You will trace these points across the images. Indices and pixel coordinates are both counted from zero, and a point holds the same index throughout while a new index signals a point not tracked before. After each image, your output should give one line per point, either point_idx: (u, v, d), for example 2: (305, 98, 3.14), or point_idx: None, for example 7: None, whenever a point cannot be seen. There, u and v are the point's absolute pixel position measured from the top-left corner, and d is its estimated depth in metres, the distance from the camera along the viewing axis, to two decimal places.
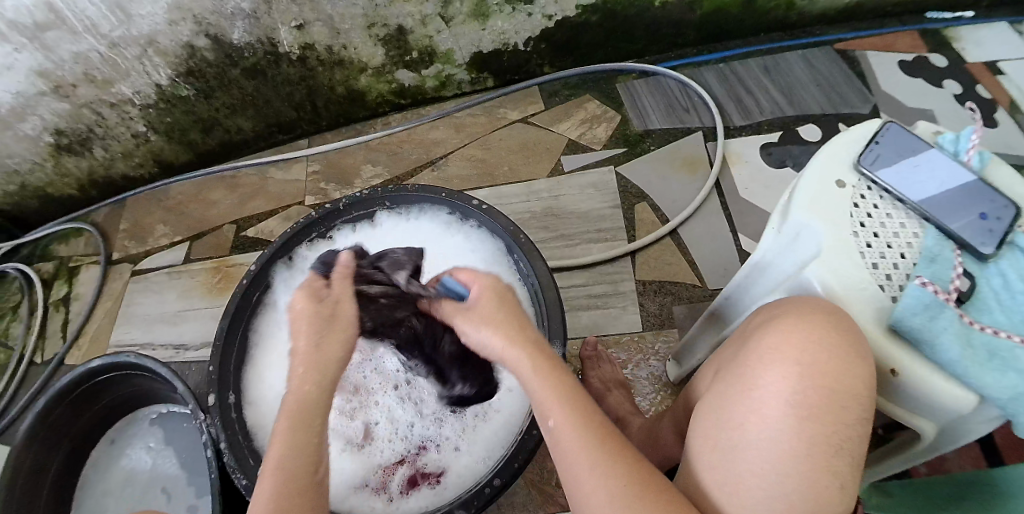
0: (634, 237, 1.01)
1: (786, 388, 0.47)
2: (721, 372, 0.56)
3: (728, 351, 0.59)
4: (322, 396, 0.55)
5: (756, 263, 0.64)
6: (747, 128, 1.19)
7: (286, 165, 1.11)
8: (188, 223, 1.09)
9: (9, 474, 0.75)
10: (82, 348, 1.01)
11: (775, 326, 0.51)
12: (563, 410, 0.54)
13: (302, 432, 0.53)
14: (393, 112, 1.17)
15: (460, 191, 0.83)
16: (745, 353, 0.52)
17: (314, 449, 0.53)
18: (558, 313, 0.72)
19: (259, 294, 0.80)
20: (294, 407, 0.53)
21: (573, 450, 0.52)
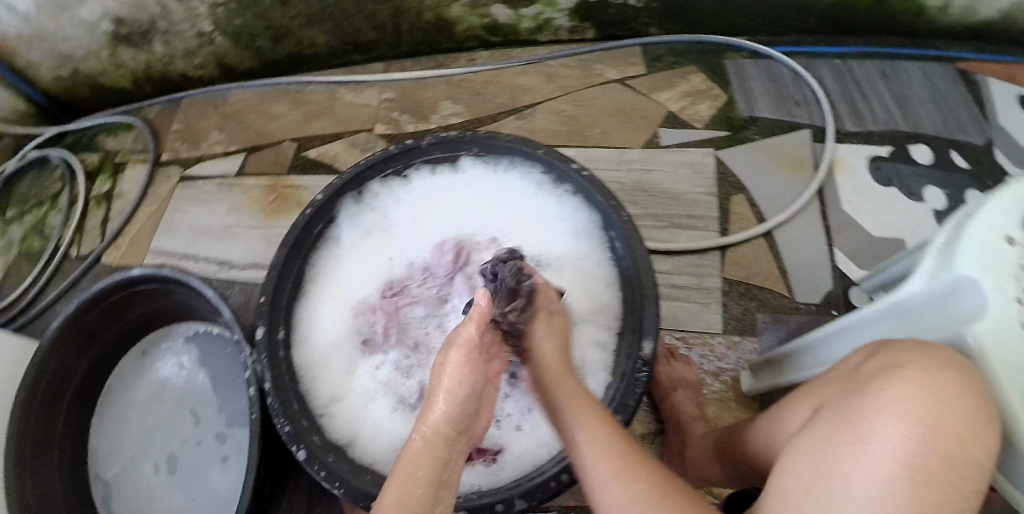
0: (726, 230, 0.92)
1: (908, 453, 0.36)
2: (822, 414, 0.46)
3: (834, 391, 0.49)
4: (442, 449, 0.53)
5: (896, 301, 0.52)
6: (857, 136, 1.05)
7: (359, 89, 0.98)
8: (245, 134, 0.99)
9: (35, 372, 0.73)
10: (120, 248, 0.96)
11: (899, 377, 0.40)
12: (590, 424, 0.54)
13: (411, 484, 0.50)
14: (479, 51, 1.01)
15: (558, 150, 0.75)
16: (853, 400, 0.42)
17: (434, 502, 0.50)
18: (653, 303, 0.65)
19: (321, 227, 0.73)
20: (414, 460, 0.51)
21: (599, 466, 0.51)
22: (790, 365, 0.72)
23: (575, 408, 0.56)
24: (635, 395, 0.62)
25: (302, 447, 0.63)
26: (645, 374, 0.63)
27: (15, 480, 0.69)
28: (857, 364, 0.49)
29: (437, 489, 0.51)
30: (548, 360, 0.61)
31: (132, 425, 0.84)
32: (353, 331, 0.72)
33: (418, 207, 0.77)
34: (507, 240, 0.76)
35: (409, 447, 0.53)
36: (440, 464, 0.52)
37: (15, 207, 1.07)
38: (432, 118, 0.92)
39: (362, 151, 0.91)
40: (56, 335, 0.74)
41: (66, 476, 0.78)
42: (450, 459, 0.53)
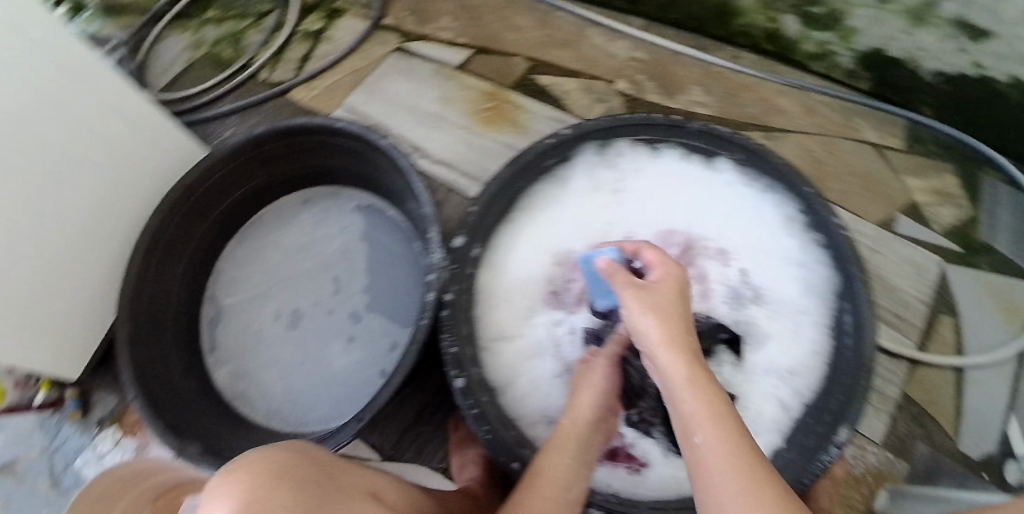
0: (924, 346, 0.84)
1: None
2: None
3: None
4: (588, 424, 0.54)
5: None
6: None
7: (610, 37, 0.91)
8: (476, 32, 0.93)
9: (195, 178, 0.72)
10: (313, 90, 0.92)
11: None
12: (710, 411, 0.40)
13: (564, 449, 0.51)
14: (749, 52, 0.96)
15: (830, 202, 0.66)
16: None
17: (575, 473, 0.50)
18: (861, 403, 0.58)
19: (554, 162, 0.69)
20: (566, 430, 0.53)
21: (714, 457, 0.38)
22: None
23: (687, 381, 0.42)
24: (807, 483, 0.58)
25: (461, 376, 0.60)
26: (829, 460, 0.58)
27: (137, 273, 0.70)
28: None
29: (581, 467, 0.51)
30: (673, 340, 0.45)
31: (264, 265, 0.82)
32: (545, 279, 0.68)
33: (655, 187, 0.72)
34: (731, 260, 0.71)
35: (562, 430, 0.53)
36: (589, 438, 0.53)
37: (218, 10, 1.06)
38: (677, 99, 0.86)
39: (595, 98, 0.85)
40: (231, 151, 0.73)
41: (185, 286, 0.78)
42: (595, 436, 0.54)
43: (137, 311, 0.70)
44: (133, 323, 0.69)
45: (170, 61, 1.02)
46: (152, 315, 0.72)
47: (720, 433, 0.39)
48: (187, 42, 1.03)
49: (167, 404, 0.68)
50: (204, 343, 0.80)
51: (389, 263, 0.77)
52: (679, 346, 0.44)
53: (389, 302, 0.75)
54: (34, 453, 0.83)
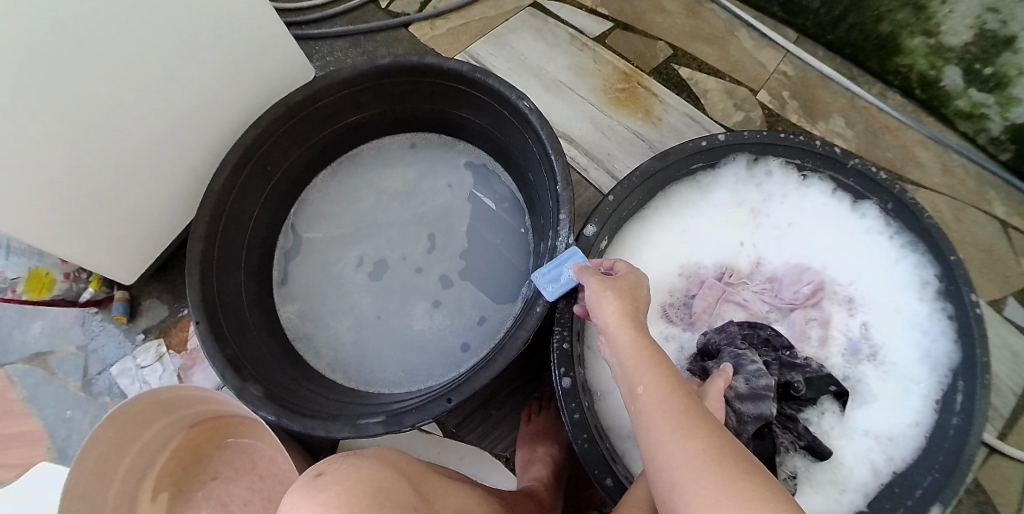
0: (1004, 436, 0.80)
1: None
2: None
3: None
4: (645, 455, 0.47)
5: None
6: None
7: (762, 45, 0.86)
8: (621, 6, 0.87)
9: (304, 98, 0.66)
10: (434, 29, 0.86)
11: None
12: (649, 370, 0.39)
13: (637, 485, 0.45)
14: (894, 92, 0.91)
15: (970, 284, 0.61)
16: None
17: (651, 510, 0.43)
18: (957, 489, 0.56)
19: (699, 166, 0.64)
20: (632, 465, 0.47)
21: (654, 412, 0.36)
22: None
23: (635, 348, 0.41)
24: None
25: (569, 374, 0.56)
26: None
27: (222, 186, 0.65)
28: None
29: None
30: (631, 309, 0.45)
31: (358, 205, 0.76)
32: (665, 290, 0.64)
33: (794, 217, 0.68)
34: (853, 312, 0.66)
35: None
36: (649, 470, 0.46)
37: None
38: (819, 126, 0.82)
39: (735, 104, 0.81)
40: (351, 78, 0.66)
41: (267, 210, 0.73)
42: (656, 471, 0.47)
43: (215, 226, 0.64)
44: (208, 238, 0.63)
45: None
46: (229, 233, 0.67)
47: (674, 411, 0.36)
48: None
49: (230, 332, 0.63)
50: (275, 273, 0.75)
51: (492, 231, 0.72)
52: (638, 332, 0.43)
53: (486, 278, 0.70)
54: (71, 349, 0.79)
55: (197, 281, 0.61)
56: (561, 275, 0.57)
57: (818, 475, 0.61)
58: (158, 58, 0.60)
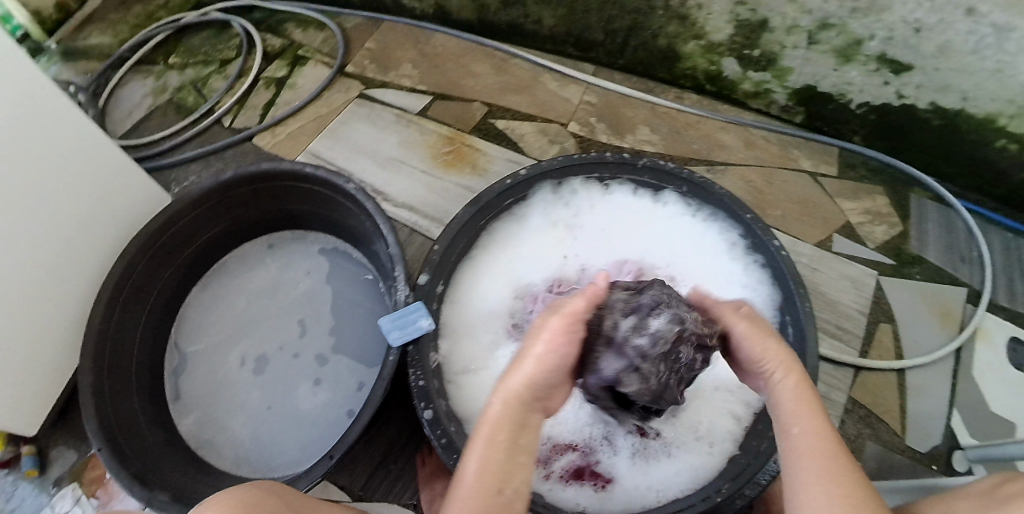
0: (866, 353, 0.90)
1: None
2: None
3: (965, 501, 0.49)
4: (519, 411, 0.48)
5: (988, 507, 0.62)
6: (1006, 313, 0.94)
7: (564, 82, 1.02)
8: (437, 80, 1.02)
9: (160, 226, 0.75)
10: (276, 137, 0.98)
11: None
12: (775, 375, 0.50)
13: (492, 446, 0.46)
14: (689, 92, 1.06)
15: (766, 225, 0.71)
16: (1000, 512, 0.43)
17: (512, 468, 0.46)
18: None
19: (512, 201, 0.73)
20: (490, 419, 0.48)
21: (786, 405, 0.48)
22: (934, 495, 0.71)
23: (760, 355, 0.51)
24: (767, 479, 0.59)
25: (430, 408, 0.60)
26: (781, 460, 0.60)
27: (101, 319, 0.71)
28: (990, 486, 0.49)
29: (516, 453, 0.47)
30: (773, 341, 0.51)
31: (235, 309, 0.85)
32: (508, 311, 0.72)
33: (611, 218, 0.77)
34: (682, 286, 0.75)
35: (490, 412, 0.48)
36: (520, 423, 0.48)
37: (181, 57, 1.13)
38: (626, 138, 0.97)
39: (550, 139, 0.95)
40: (198, 196, 0.76)
41: (148, 332, 0.79)
42: (529, 420, 0.49)
43: (101, 357, 0.70)
44: (97, 371, 0.69)
45: (132, 105, 1.08)
46: (115, 361, 0.72)
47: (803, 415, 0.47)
48: (149, 88, 1.10)
49: (131, 449, 0.67)
50: (168, 391, 0.80)
51: (353, 302, 0.82)
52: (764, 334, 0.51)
53: (356, 343, 0.79)
54: None
55: (93, 412, 0.66)
56: (407, 324, 0.63)
57: (684, 437, 0.67)
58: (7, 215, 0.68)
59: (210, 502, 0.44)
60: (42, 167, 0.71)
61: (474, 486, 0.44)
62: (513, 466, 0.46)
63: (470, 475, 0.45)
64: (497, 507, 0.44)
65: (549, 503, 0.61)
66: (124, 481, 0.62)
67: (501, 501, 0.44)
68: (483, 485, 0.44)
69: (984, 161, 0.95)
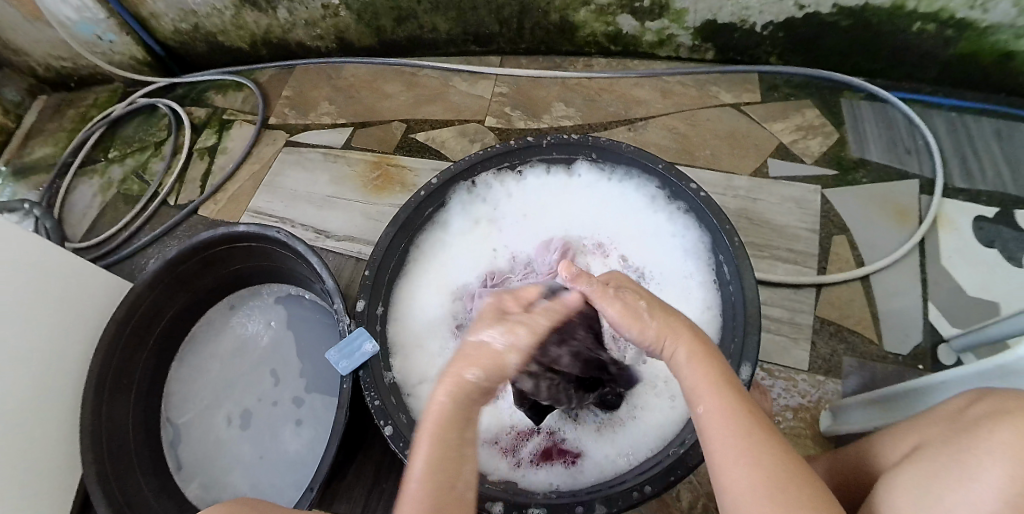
0: (824, 269, 0.89)
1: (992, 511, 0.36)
2: (921, 450, 0.45)
3: (933, 427, 0.47)
4: (462, 406, 0.45)
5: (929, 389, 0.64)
6: (963, 193, 0.92)
7: (474, 79, 1.04)
8: (354, 109, 1.05)
9: (121, 315, 0.79)
10: (219, 203, 1.01)
11: (987, 451, 0.39)
12: (722, 402, 0.45)
13: (436, 449, 0.43)
14: (598, 57, 1.07)
15: (678, 168, 0.73)
16: (958, 443, 0.41)
17: (459, 462, 0.44)
18: (754, 335, 0.62)
19: (431, 210, 0.75)
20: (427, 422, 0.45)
21: (723, 441, 0.44)
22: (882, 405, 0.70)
23: (698, 376, 0.47)
24: None
25: (390, 423, 0.62)
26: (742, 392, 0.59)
27: (92, 415, 0.75)
28: (958, 407, 0.46)
29: (466, 450, 0.44)
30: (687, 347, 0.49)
31: (213, 374, 0.90)
32: (451, 315, 0.74)
33: (532, 203, 0.80)
34: (614, 249, 0.77)
35: (433, 409, 0.45)
36: (466, 421, 0.45)
37: (120, 149, 1.16)
38: (544, 118, 0.99)
39: (470, 139, 0.97)
40: (151, 278, 0.80)
41: (140, 414, 0.83)
42: (473, 414, 0.46)
43: (99, 450, 0.74)
44: (98, 463, 0.73)
45: (84, 207, 1.11)
46: (114, 449, 0.76)
47: (738, 439, 0.43)
48: (95, 187, 1.13)
49: None
50: (170, 463, 0.85)
51: (318, 338, 0.89)
52: (706, 360, 0.48)
53: (326, 378, 0.86)
54: None
55: (102, 500, 0.70)
56: (352, 352, 0.66)
57: (643, 395, 0.69)
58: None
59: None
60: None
61: (423, 483, 0.42)
62: (461, 462, 0.44)
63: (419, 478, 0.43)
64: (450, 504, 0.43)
65: (522, 487, 0.63)
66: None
67: (454, 498, 0.43)
68: (432, 482, 0.42)
69: (904, 46, 0.94)
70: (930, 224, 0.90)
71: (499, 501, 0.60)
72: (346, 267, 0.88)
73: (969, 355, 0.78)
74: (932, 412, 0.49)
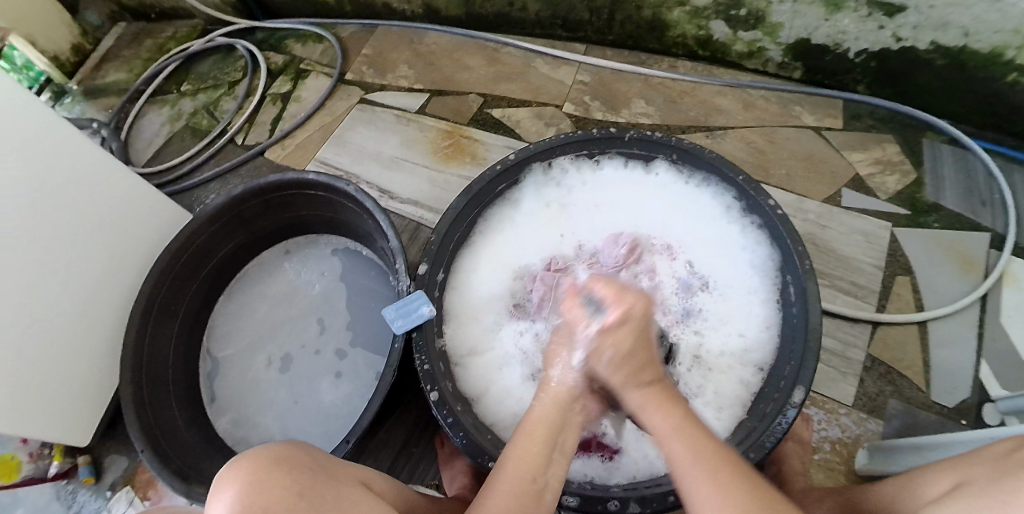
0: (883, 307, 0.86)
1: None
2: (966, 488, 0.42)
3: (978, 466, 0.44)
4: (560, 414, 0.51)
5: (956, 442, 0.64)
6: None
7: (556, 64, 1.04)
8: (432, 77, 1.05)
9: (180, 244, 0.80)
10: (285, 149, 1.02)
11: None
12: (679, 434, 0.46)
13: (528, 442, 0.49)
14: (683, 59, 1.06)
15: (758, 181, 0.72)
16: (1002, 483, 0.38)
17: (547, 462, 0.49)
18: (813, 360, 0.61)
19: (503, 187, 0.76)
20: (531, 421, 0.51)
21: (688, 477, 0.43)
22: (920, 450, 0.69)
23: (657, 416, 0.48)
24: (773, 439, 0.57)
25: (436, 389, 0.62)
26: (794, 412, 0.59)
27: (135, 336, 0.76)
28: (1003, 451, 0.44)
29: (550, 452, 0.49)
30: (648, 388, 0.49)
31: (258, 316, 0.92)
32: (508, 293, 0.74)
33: (603, 195, 0.79)
34: (680, 253, 0.76)
35: (532, 413, 0.52)
36: (558, 426, 0.51)
37: (193, 84, 1.18)
38: (621, 112, 0.98)
39: (545, 123, 0.97)
40: (214, 212, 0.81)
41: (181, 343, 0.85)
42: (568, 424, 0.51)
43: (139, 371, 0.75)
44: (136, 382, 0.74)
45: (152, 133, 1.13)
46: (152, 372, 0.78)
47: (710, 473, 0.43)
48: (165, 116, 1.15)
49: (171, 450, 0.73)
50: (204, 395, 0.86)
51: (365, 296, 0.90)
52: (665, 404, 0.48)
53: (368, 337, 0.86)
54: None
55: (134, 419, 0.71)
56: (408, 313, 0.66)
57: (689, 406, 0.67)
58: (40, 245, 0.75)
59: (239, 460, 0.44)
60: (65, 199, 0.77)
61: (510, 476, 0.48)
62: (548, 462, 0.49)
63: (509, 462, 0.49)
64: (531, 495, 0.47)
65: None
66: (165, 479, 0.68)
67: (534, 490, 0.47)
68: (519, 473, 0.48)
69: (997, 96, 0.90)
70: (998, 280, 0.86)
71: None
72: (402, 231, 0.88)
73: (1013, 418, 0.75)
74: (979, 453, 0.46)
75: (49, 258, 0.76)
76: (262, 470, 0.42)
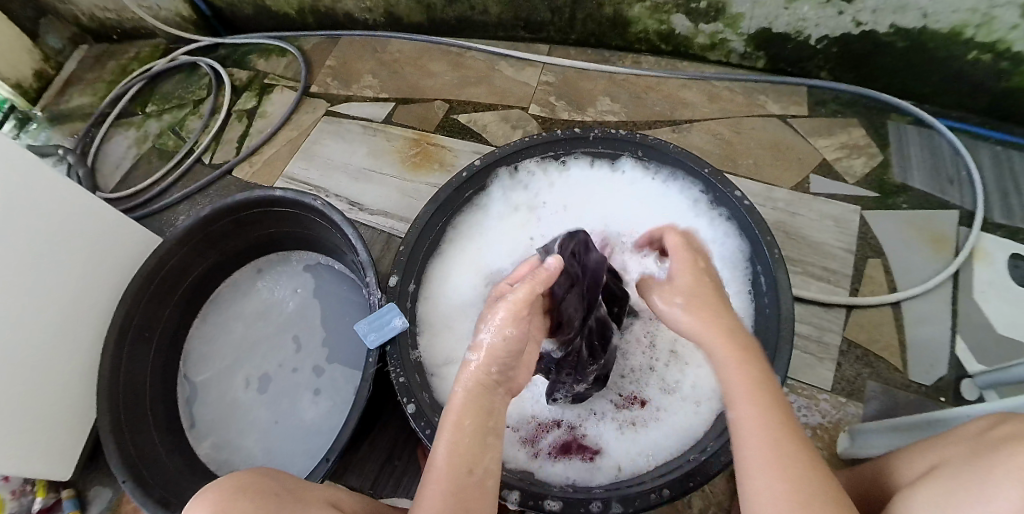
0: (857, 291, 0.87)
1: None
2: (941, 470, 0.43)
3: (955, 447, 0.44)
4: (484, 398, 0.47)
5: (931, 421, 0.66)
6: (1003, 228, 0.89)
7: (521, 66, 1.04)
8: (398, 85, 1.05)
9: (150, 268, 0.79)
10: (254, 166, 1.01)
11: (1002, 471, 0.36)
12: (755, 397, 0.45)
13: (458, 434, 0.45)
14: (647, 54, 1.06)
15: (724, 173, 0.72)
16: (976, 464, 0.39)
17: (482, 449, 0.46)
18: (786, 348, 0.61)
19: (472, 192, 0.75)
20: (455, 412, 0.46)
21: (752, 435, 0.44)
22: (899, 430, 0.70)
23: (736, 373, 0.47)
24: None
25: (412, 401, 0.62)
26: None
27: (110, 365, 0.75)
28: (981, 428, 0.44)
29: (486, 437, 0.46)
30: (728, 342, 0.49)
31: (235, 336, 0.91)
32: (482, 299, 0.74)
33: (572, 195, 0.79)
34: None
35: (454, 401, 0.47)
36: (486, 410, 0.47)
37: (157, 104, 1.16)
38: (588, 111, 0.98)
39: (513, 125, 0.97)
40: (183, 234, 0.80)
41: (158, 369, 0.84)
42: (495, 406, 0.47)
43: (116, 399, 0.75)
44: (114, 411, 0.73)
45: (118, 157, 1.12)
46: (130, 400, 0.77)
47: (771, 447, 0.43)
48: (131, 139, 1.13)
49: (154, 478, 0.72)
50: (184, 419, 0.85)
51: (342, 310, 0.89)
52: (746, 360, 0.47)
53: (348, 351, 0.86)
54: None
55: (114, 449, 0.70)
56: (380, 326, 0.66)
57: (667, 401, 0.68)
58: (7, 278, 0.73)
59: (203, 493, 0.44)
60: (30, 231, 0.76)
61: (444, 470, 0.44)
62: (483, 449, 0.46)
63: (442, 458, 0.45)
64: (471, 489, 0.44)
65: (538, 479, 0.63)
66: (148, 508, 0.67)
67: (474, 482, 0.45)
68: (453, 468, 0.44)
69: (958, 75, 0.92)
70: (967, 256, 0.87)
71: (514, 489, 0.60)
72: (375, 242, 0.88)
73: (991, 392, 0.76)
74: (957, 433, 0.47)
75: (17, 292, 0.75)
76: (224, 500, 0.43)
